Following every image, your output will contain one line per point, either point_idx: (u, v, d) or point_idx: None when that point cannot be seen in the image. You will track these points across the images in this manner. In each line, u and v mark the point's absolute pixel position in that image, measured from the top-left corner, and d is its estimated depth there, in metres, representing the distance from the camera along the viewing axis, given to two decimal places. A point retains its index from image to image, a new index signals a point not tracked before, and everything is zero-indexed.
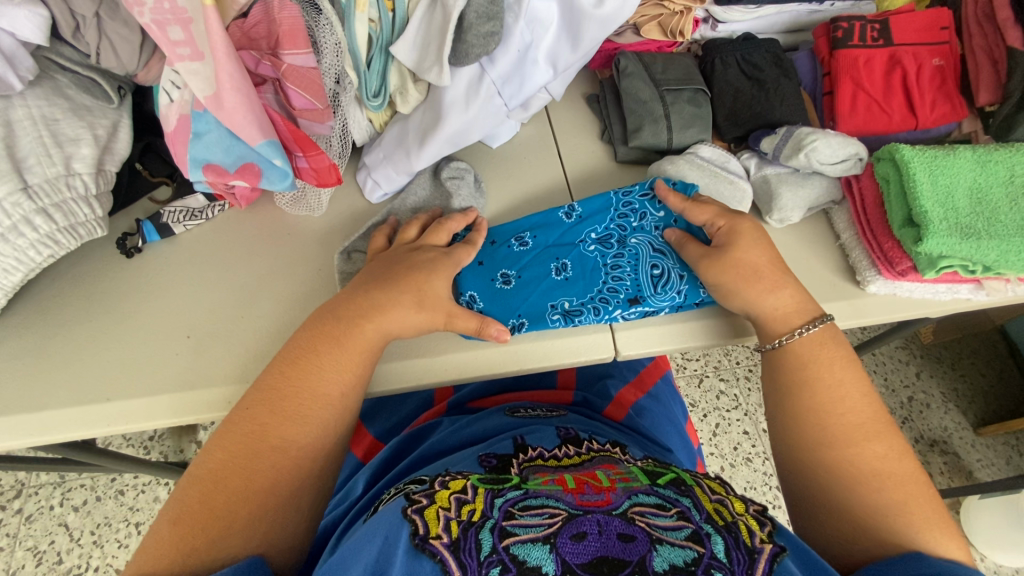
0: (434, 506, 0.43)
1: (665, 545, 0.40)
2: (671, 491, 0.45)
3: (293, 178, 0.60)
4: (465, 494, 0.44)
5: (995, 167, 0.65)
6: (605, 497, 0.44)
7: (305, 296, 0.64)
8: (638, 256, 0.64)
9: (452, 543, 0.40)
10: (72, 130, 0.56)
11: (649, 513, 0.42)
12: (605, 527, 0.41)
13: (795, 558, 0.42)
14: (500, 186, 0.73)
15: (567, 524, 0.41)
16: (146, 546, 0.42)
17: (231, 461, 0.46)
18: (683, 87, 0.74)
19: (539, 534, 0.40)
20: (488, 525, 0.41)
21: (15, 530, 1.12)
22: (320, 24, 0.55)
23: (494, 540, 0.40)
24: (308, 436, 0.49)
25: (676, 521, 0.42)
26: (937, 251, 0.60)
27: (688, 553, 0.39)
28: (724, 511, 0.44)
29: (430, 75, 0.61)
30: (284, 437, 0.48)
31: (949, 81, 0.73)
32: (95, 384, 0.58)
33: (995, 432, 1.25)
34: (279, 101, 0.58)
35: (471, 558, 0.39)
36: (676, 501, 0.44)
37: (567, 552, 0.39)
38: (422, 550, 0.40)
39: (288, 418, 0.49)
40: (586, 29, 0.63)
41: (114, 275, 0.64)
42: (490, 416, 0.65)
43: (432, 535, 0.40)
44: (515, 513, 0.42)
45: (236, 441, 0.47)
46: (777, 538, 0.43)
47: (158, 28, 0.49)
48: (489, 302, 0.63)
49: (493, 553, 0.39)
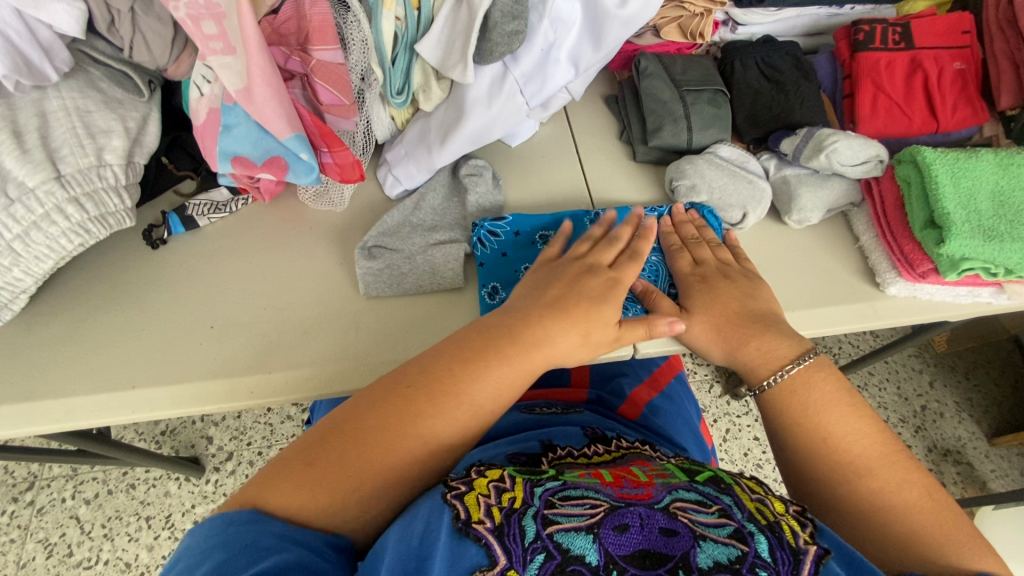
0: (474, 492, 0.43)
1: (709, 541, 0.40)
2: (711, 489, 0.45)
3: (318, 173, 0.61)
4: (504, 483, 0.44)
5: (1016, 170, 0.65)
6: (645, 491, 0.44)
7: (327, 290, 0.65)
8: (657, 271, 0.65)
9: (496, 528, 0.40)
10: (104, 122, 0.57)
11: (691, 509, 0.42)
12: (647, 520, 0.41)
13: (840, 561, 0.41)
14: (520, 185, 0.74)
15: (610, 516, 0.41)
16: (272, 474, 0.43)
17: (368, 429, 0.45)
18: (703, 88, 0.74)
19: (583, 523, 0.40)
20: (530, 512, 0.41)
21: (27, 522, 1.13)
22: (348, 21, 0.56)
23: (538, 527, 0.40)
24: (446, 433, 0.47)
25: (718, 519, 0.42)
26: (960, 252, 0.60)
27: (732, 551, 0.39)
28: (766, 510, 0.43)
29: (454, 73, 0.62)
30: (429, 427, 0.46)
31: (970, 85, 0.72)
32: (121, 371, 0.58)
33: (1009, 442, 1.23)
34: (306, 96, 0.60)
35: (516, 543, 0.39)
36: (717, 498, 0.44)
37: (609, 543, 0.40)
38: (466, 534, 0.40)
39: (438, 408, 0.47)
40: (609, 29, 0.63)
41: (139, 265, 0.65)
42: (506, 413, 0.65)
43: (474, 520, 0.40)
44: (556, 502, 0.42)
45: (389, 412, 0.46)
46: (818, 540, 0.42)
47: (193, 23, 0.49)
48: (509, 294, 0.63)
49: (538, 540, 0.39)
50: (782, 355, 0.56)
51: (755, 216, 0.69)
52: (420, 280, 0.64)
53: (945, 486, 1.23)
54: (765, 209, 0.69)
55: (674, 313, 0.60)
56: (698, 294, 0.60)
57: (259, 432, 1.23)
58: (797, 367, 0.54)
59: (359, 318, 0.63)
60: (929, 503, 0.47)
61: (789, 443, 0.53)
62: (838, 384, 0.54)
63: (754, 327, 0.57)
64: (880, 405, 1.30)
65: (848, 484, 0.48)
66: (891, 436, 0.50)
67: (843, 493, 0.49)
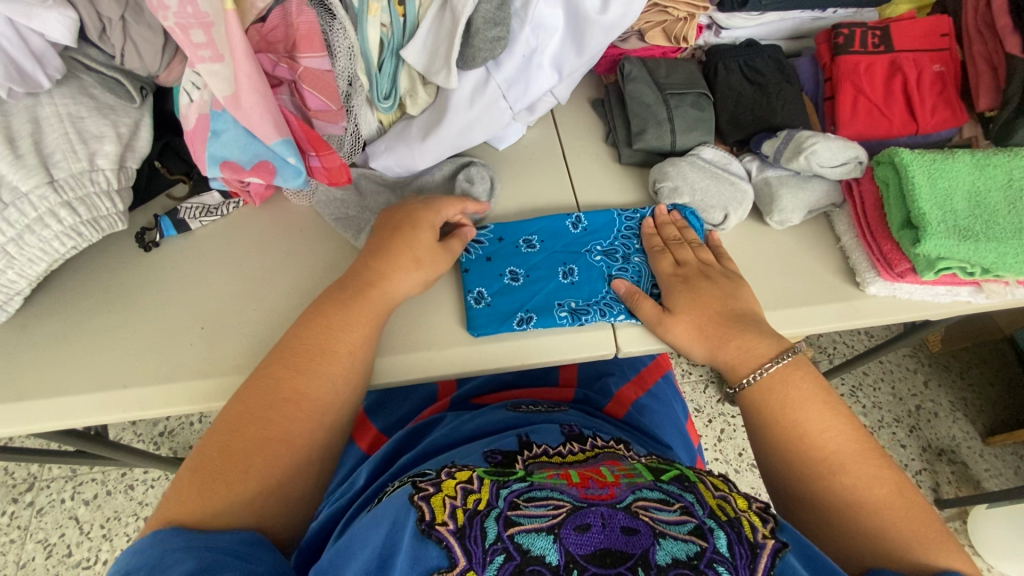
0: (441, 494, 0.45)
1: (669, 539, 0.41)
2: (675, 487, 0.47)
3: (306, 176, 0.62)
4: (471, 484, 0.46)
5: (993, 171, 0.66)
6: (609, 492, 0.45)
7: (316, 291, 0.66)
8: (639, 273, 0.66)
9: (458, 530, 0.42)
10: (96, 127, 0.58)
11: (653, 507, 0.44)
12: (608, 520, 0.42)
13: (797, 554, 0.43)
14: (507, 188, 0.75)
15: (571, 516, 0.42)
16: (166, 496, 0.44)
17: (246, 411, 0.49)
18: (687, 91, 0.75)
19: (544, 524, 0.42)
20: (493, 514, 0.43)
21: (26, 523, 1.14)
22: (334, 28, 0.57)
23: (499, 529, 0.42)
24: (317, 391, 0.52)
25: (679, 516, 0.43)
26: (936, 252, 0.61)
27: (691, 547, 0.40)
28: (727, 506, 0.46)
29: (438, 78, 0.63)
30: (295, 389, 0.51)
31: (949, 87, 0.74)
32: (112, 371, 0.60)
33: (1003, 442, 1.24)
34: (294, 102, 0.61)
35: (476, 545, 0.41)
36: (679, 496, 0.45)
37: (571, 543, 0.41)
38: (428, 535, 0.42)
39: (298, 372, 0.52)
40: (591, 35, 0.65)
41: (133, 268, 0.66)
42: (492, 412, 0.67)
43: (438, 521, 0.42)
44: (520, 504, 0.44)
45: (252, 395, 0.50)
46: (779, 534, 0.45)
47: (182, 31, 0.51)
48: (497, 297, 0.64)
49: (498, 542, 0.41)
50: (761, 354, 0.57)
51: (736, 217, 0.70)
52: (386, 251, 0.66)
53: (938, 486, 1.23)
54: (746, 210, 0.70)
55: (656, 314, 0.61)
56: (680, 295, 0.61)
57: None
58: (778, 363, 0.55)
59: None
60: (900, 500, 0.48)
61: (766, 440, 0.54)
62: (814, 381, 0.54)
63: (735, 327, 0.59)
64: (874, 405, 1.30)
65: (822, 481, 0.49)
66: (866, 434, 0.51)
67: (817, 489, 0.50)
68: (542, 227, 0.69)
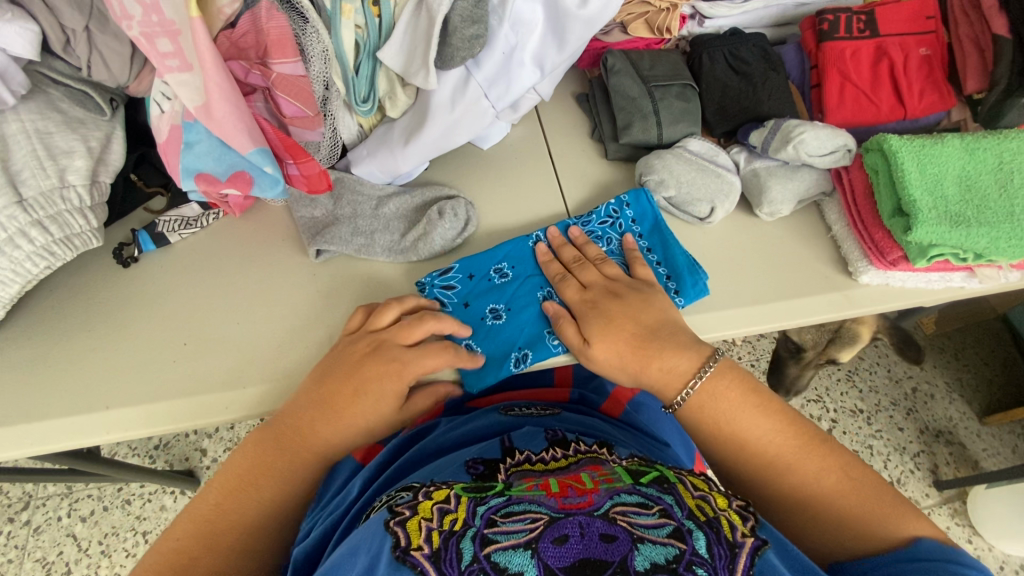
0: (416, 517, 0.44)
1: (647, 544, 0.40)
2: (654, 489, 0.46)
3: (284, 184, 0.59)
4: (448, 504, 0.46)
5: (983, 155, 0.65)
6: (587, 499, 0.44)
7: (301, 302, 0.65)
8: None
9: (433, 553, 0.41)
10: (65, 142, 0.57)
11: (631, 512, 0.43)
12: (587, 529, 0.41)
13: (778, 552, 0.44)
14: (493, 189, 0.74)
15: (548, 529, 0.41)
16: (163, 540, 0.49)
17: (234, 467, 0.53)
18: (671, 83, 0.74)
19: (521, 539, 0.41)
20: (469, 533, 0.42)
21: (24, 542, 1.13)
22: (307, 32, 0.56)
23: (475, 548, 0.41)
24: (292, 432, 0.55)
25: (658, 519, 0.42)
26: (927, 239, 0.60)
27: (670, 551, 0.40)
28: (706, 507, 0.45)
29: (417, 79, 0.62)
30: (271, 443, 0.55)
31: (937, 70, 0.73)
32: (93, 393, 0.58)
33: (999, 421, 1.24)
34: (269, 109, 0.59)
35: (451, 567, 0.40)
36: (658, 498, 0.44)
37: (549, 556, 0.40)
38: (403, 562, 0.41)
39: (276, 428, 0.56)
40: (571, 30, 0.63)
41: (110, 284, 0.65)
42: (485, 415, 0.66)
43: (413, 547, 0.42)
44: (497, 520, 0.43)
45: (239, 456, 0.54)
46: (760, 531, 0.45)
47: (147, 41, 0.49)
48: (483, 342, 0.62)
49: (474, 562, 0.40)
50: None
51: (723, 209, 0.69)
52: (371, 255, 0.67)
53: (937, 467, 1.23)
54: (733, 201, 0.69)
55: (577, 343, 0.58)
56: (592, 320, 0.58)
57: None
58: (699, 380, 0.54)
59: (334, 330, 0.63)
60: None
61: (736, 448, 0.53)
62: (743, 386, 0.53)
63: (652, 346, 0.56)
64: (869, 389, 1.30)
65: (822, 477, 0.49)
66: None
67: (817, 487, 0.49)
68: (509, 250, 0.67)
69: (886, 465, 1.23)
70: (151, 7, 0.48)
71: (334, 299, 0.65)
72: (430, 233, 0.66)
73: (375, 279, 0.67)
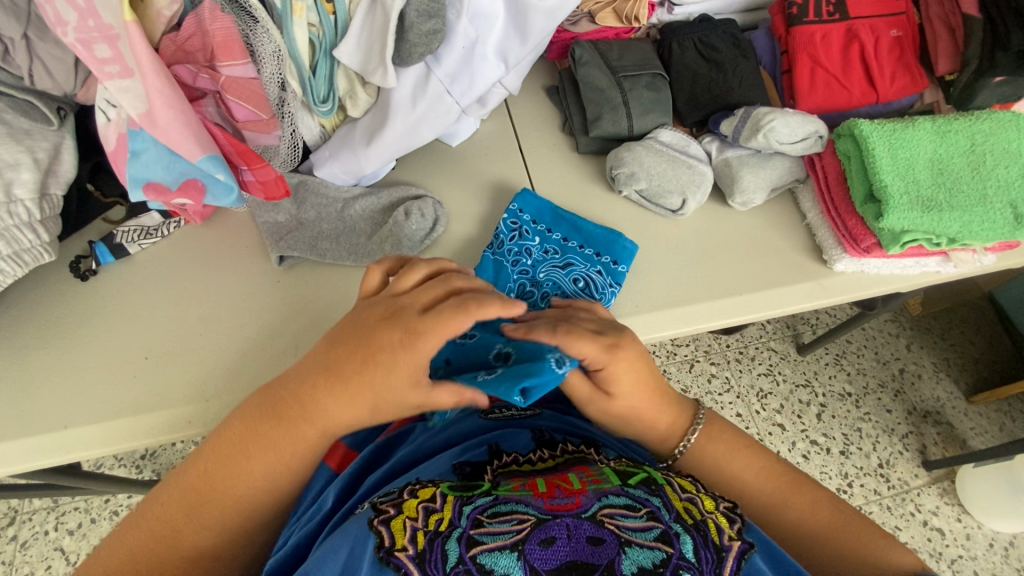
0: (402, 516, 0.42)
1: (634, 547, 0.40)
2: (642, 491, 0.45)
3: (239, 192, 0.58)
4: (434, 503, 0.44)
5: (955, 137, 0.64)
6: (575, 500, 0.43)
7: (266, 310, 0.63)
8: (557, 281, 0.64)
9: (418, 555, 0.40)
10: (9, 155, 0.54)
11: (619, 514, 0.42)
12: (574, 531, 0.41)
13: (763, 555, 0.43)
14: (462, 187, 0.72)
15: (536, 530, 0.41)
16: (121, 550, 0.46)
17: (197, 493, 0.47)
18: (640, 73, 0.72)
19: (507, 541, 0.40)
20: (455, 534, 0.41)
21: (10, 557, 1.11)
22: (257, 32, 0.53)
23: (460, 550, 0.40)
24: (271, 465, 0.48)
25: (645, 522, 0.42)
26: (899, 225, 0.60)
27: (656, 554, 0.40)
28: (694, 509, 0.44)
29: (375, 78, 0.60)
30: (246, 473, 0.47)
31: (907, 52, 0.72)
32: (53, 412, 0.57)
33: (987, 399, 1.25)
34: (221, 113, 0.58)
35: (437, 569, 0.39)
36: (646, 501, 0.44)
37: (535, 559, 0.39)
38: (387, 563, 0.40)
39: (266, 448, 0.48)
40: (532, 21, 0.62)
41: (69, 300, 0.63)
42: (465, 417, 0.62)
43: (398, 547, 0.40)
44: (483, 521, 0.42)
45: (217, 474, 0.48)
46: (746, 534, 0.44)
47: (84, 47, 0.47)
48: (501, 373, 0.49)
49: (459, 564, 0.39)
50: None
51: (695, 202, 0.68)
52: (339, 258, 0.66)
53: (925, 447, 1.24)
54: (704, 193, 0.68)
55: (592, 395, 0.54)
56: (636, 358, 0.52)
57: None
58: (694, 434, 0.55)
59: (299, 337, 0.62)
60: None
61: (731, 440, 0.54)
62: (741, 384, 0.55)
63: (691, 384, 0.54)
64: (858, 372, 1.30)
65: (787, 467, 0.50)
66: None
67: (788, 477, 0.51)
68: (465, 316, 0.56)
69: (876, 447, 1.23)
70: (87, 12, 0.46)
71: (300, 307, 0.64)
72: (396, 236, 0.65)
73: (342, 285, 0.65)
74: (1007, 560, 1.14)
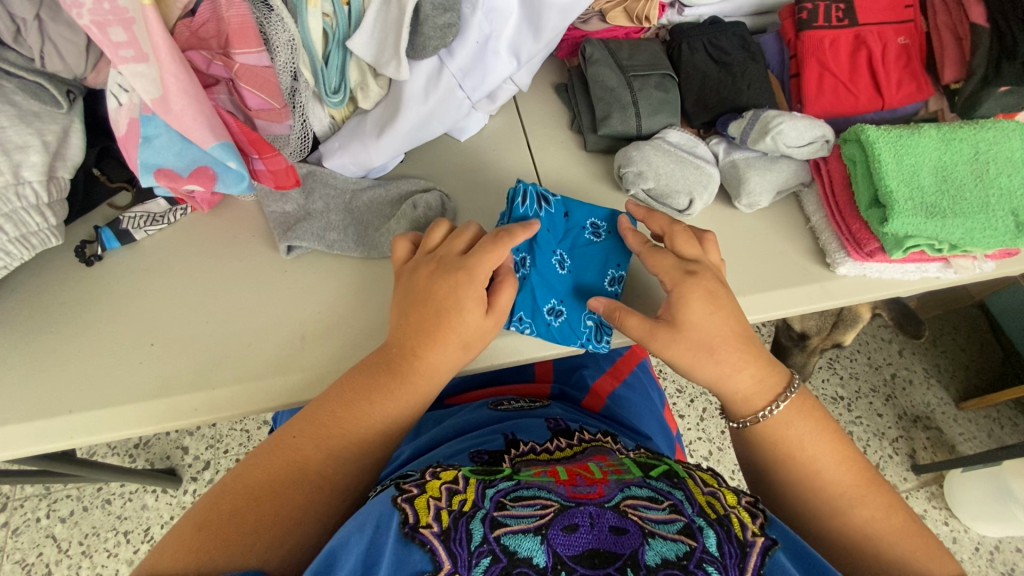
0: (425, 495, 0.43)
1: (658, 538, 0.40)
2: (664, 484, 0.46)
3: (250, 179, 0.58)
4: (457, 484, 0.45)
5: (959, 145, 0.65)
6: (597, 489, 0.45)
7: (273, 299, 0.63)
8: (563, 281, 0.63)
9: (443, 532, 0.40)
10: (19, 137, 0.54)
11: (641, 506, 0.43)
12: (597, 519, 0.41)
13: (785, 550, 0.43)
14: (469, 182, 0.72)
15: (559, 516, 0.41)
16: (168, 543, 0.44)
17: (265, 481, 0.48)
18: (650, 73, 0.73)
19: (531, 525, 0.41)
20: (479, 515, 0.41)
21: (2, 543, 1.10)
22: (272, 20, 0.53)
23: (484, 530, 0.40)
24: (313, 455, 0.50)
25: (668, 514, 0.42)
26: (904, 230, 0.60)
27: (680, 547, 0.40)
28: (716, 503, 0.45)
29: (388, 69, 0.60)
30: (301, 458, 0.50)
31: (914, 60, 0.72)
32: (56, 397, 0.56)
33: (976, 405, 1.27)
34: (233, 101, 0.57)
35: (461, 547, 0.39)
36: (668, 494, 0.44)
37: (558, 544, 0.40)
38: (412, 539, 0.40)
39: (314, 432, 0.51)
40: (546, 18, 0.62)
41: (74, 284, 0.62)
42: (473, 411, 0.65)
43: (422, 525, 0.41)
44: (506, 504, 0.42)
45: (274, 463, 0.49)
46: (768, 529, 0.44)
47: (99, 30, 0.46)
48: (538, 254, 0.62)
49: (484, 543, 0.39)
50: (737, 333, 0.55)
51: (702, 200, 0.68)
52: (346, 247, 0.65)
53: (915, 452, 1.25)
54: (711, 193, 0.69)
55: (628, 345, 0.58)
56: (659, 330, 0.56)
57: (236, 439, 1.22)
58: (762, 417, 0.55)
59: (306, 327, 0.62)
60: None
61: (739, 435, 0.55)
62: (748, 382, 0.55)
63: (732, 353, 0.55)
64: (851, 377, 1.31)
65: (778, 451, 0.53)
66: None
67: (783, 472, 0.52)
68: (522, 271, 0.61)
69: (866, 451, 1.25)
70: None
71: (306, 297, 0.64)
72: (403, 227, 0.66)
73: (349, 275, 0.65)
74: (992, 563, 1.16)
